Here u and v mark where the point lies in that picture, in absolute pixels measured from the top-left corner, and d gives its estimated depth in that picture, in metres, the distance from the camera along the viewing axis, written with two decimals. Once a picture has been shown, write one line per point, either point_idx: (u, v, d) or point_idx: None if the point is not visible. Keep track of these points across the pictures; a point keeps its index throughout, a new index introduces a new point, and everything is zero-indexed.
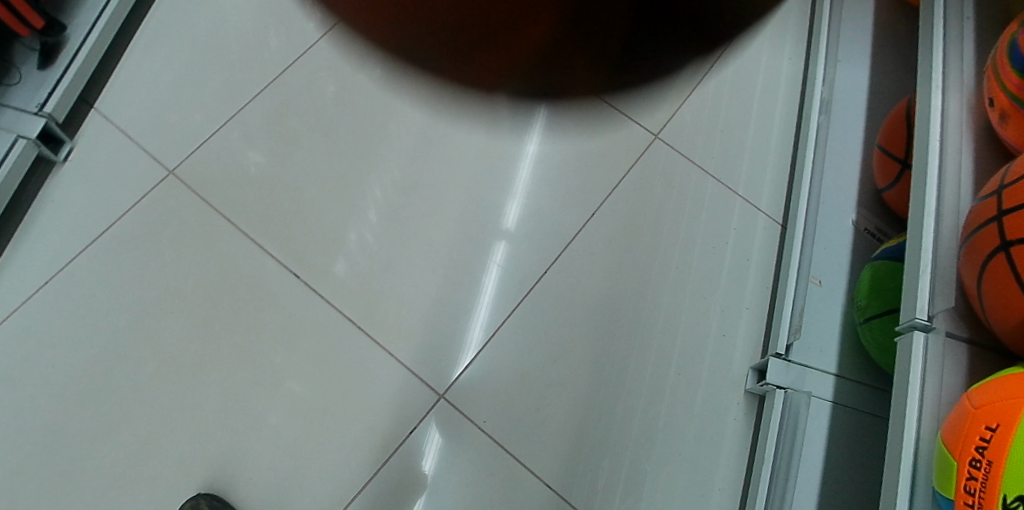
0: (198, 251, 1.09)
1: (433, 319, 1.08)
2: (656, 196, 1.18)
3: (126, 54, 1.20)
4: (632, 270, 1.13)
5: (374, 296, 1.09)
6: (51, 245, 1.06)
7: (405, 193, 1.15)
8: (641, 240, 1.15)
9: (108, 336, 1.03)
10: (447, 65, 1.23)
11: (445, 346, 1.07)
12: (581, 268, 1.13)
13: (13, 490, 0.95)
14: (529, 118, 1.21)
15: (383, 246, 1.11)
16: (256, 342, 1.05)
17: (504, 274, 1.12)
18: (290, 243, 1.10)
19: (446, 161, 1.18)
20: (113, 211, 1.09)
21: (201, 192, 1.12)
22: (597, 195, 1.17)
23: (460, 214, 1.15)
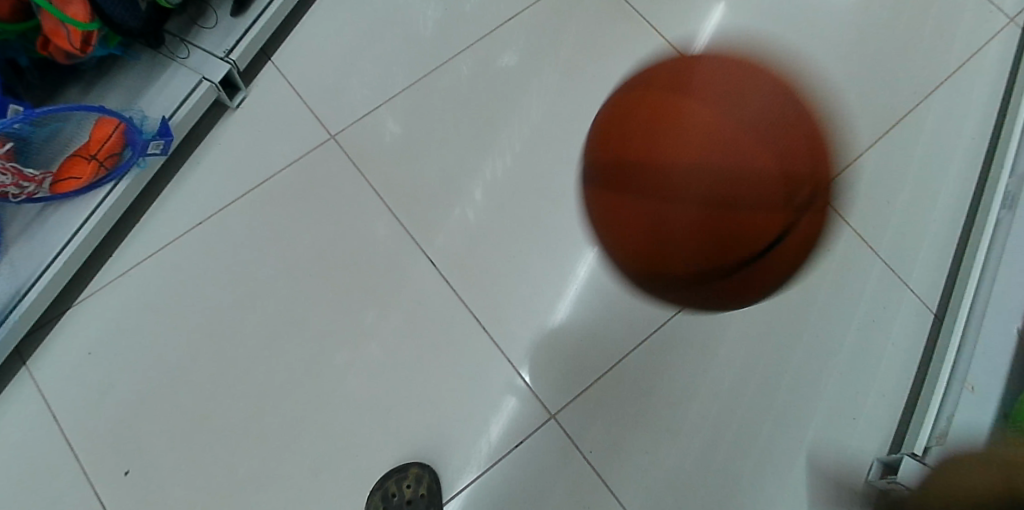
0: (343, 220, 1.09)
1: (516, 310, 1.05)
2: (810, 249, 1.08)
3: (309, 15, 1.23)
4: (768, 325, 1.04)
5: (467, 275, 1.07)
6: (210, 187, 1.09)
7: (536, 191, 1.11)
8: (788, 294, 1.06)
9: (245, 288, 1.05)
10: (612, 74, 1.19)
11: (554, 360, 1.03)
12: (711, 309, 1.05)
13: (140, 416, 0.98)
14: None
15: (484, 228, 1.09)
16: (380, 319, 1.04)
17: (633, 299, 1.06)
18: (428, 227, 1.09)
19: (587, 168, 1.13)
20: (273, 166, 1.11)
21: (355, 161, 1.13)
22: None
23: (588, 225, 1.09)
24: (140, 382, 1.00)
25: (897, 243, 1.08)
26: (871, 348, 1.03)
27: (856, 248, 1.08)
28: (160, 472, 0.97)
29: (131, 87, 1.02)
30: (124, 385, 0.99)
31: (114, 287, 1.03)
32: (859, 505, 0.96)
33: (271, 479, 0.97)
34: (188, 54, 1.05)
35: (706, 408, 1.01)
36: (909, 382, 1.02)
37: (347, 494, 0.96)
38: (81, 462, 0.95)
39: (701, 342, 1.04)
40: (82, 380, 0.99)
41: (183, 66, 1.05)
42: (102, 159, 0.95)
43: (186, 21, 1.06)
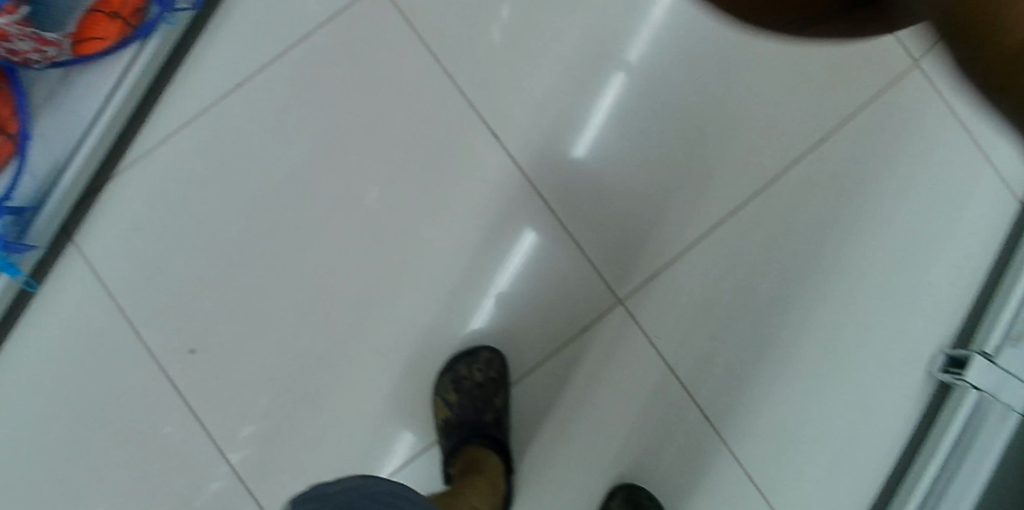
0: (395, 85, 0.97)
1: (545, 151, 0.98)
2: (902, 134, 0.99)
3: None
4: (851, 213, 0.99)
5: (498, 112, 0.98)
6: (245, 43, 0.97)
7: (606, 52, 0.98)
8: (872, 182, 0.99)
9: (293, 161, 0.96)
10: None
11: (613, 237, 0.98)
12: (792, 194, 0.98)
13: (194, 298, 0.95)
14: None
15: (513, 54, 0.98)
16: (441, 200, 0.97)
17: (679, 154, 0.99)
18: (490, 94, 0.98)
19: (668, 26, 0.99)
20: (313, 19, 0.97)
21: (406, 13, 0.98)
22: (834, 111, 0.99)
23: (663, 92, 0.99)
24: (191, 260, 0.95)
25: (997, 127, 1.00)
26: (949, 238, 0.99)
27: (953, 133, 1.00)
28: (219, 350, 0.95)
29: None
30: (175, 263, 0.95)
31: (153, 157, 0.95)
32: (917, 396, 0.98)
33: (332, 361, 0.95)
34: None
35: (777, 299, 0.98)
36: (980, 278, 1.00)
37: (411, 378, 0.95)
38: (140, 338, 0.94)
39: (777, 229, 0.98)
40: (132, 256, 0.95)
41: None
42: (127, 18, 0.83)
43: None
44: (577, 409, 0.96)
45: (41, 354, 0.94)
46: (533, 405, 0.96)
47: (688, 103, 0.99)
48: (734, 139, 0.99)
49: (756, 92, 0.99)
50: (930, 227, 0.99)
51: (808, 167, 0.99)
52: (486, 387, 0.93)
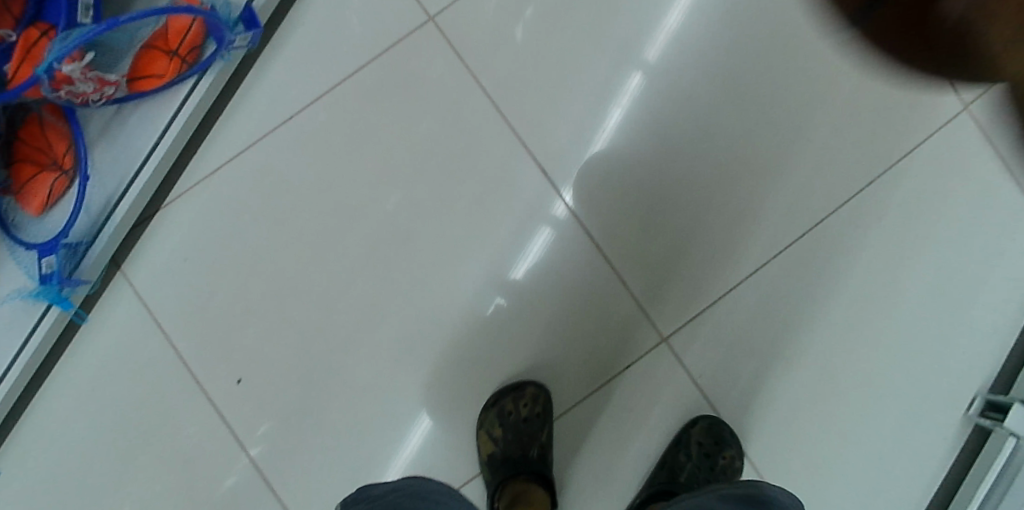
0: (444, 119, 0.98)
1: (567, 156, 0.99)
2: (948, 178, 1.00)
3: None
4: (894, 254, 1.00)
5: (528, 116, 0.99)
6: (297, 78, 0.97)
7: (653, 84, 0.99)
8: (918, 226, 1.00)
9: (343, 193, 0.98)
10: None
11: (641, 250, 0.99)
12: (833, 233, 0.99)
13: (242, 329, 0.96)
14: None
15: (535, 61, 0.99)
16: (489, 234, 0.98)
17: (707, 163, 0.99)
18: (539, 131, 0.99)
19: (718, 63, 0.99)
20: (364, 53, 0.98)
21: (457, 49, 0.98)
22: (879, 149, 1.00)
23: (709, 121, 0.99)
24: (240, 291, 0.96)
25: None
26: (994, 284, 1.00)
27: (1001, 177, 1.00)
28: (266, 381, 0.96)
29: None
30: (224, 293, 0.96)
31: (204, 188, 0.96)
32: (955, 440, 0.99)
33: (378, 394, 0.97)
34: None
35: (818, 338, 0.99)
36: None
37: (455, 409, 0.97)
38: (188, 368, 0.96)
39: (818, 268, 0.99)
40: (180, 286, 0.96)
41: None
42: (184, 56, 0.83)
43: None
44: (619, 444, 0.98)
45: (89, 382, 0.94)
46: (574, 437, 0.98)
47: (733, 135, 0.99)
48: (778, 175, 1.00)
49: (803, 126, 1.00)
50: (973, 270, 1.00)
51: (852, 206, 1.00)
52: (532, 422, 0.96)
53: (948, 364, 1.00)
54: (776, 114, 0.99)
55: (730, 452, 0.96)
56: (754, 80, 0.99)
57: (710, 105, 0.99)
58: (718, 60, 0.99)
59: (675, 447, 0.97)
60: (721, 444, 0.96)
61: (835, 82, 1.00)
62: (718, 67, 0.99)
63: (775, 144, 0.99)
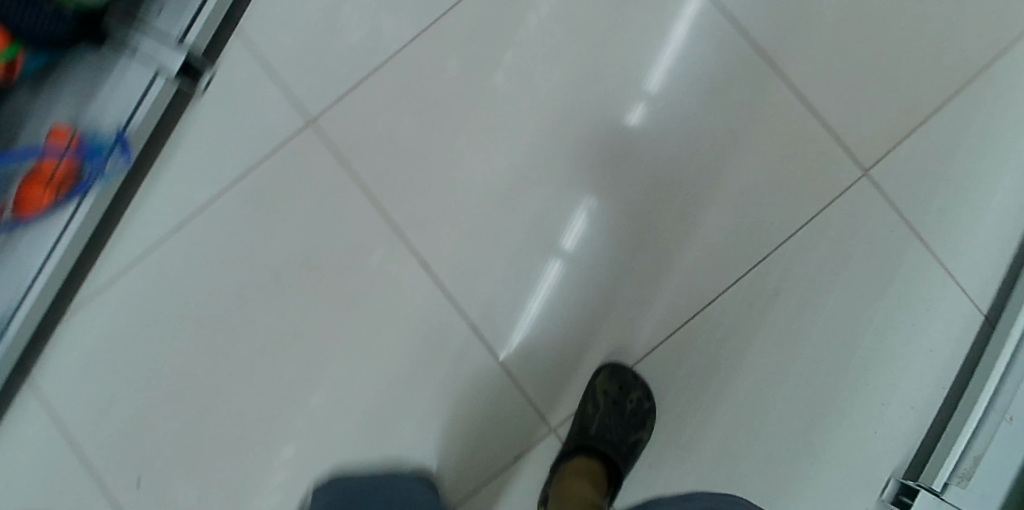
0: (327, 219, 1.01)
1: (461, 250, 1.00)
2: (842, 253, 0.97)
3: None
4: (790, 333, 0.97)
5: (412, 214, 1.01)
6: (187, 184, 1.01)
7: (534, 176, 1.00)
8: (812, 303, 0.97)
9: (236, 295, 1.01)
10: (634, 38, 1.00)
11: (578, 362, 0.98)
12: (724, 316, 0.97)
13: (143, 431, 1.00)
14: (705, 110, 0.99)
15: (417, 161, 1.01)
16: (376, 330, 0.99)
17: (636, 270, 0.98)
18: (423, 227, 1.00)
19: (617, 171, 0.99)
20: (250, 158, 1.01)
21: (341, 151, 1.02)
22: (771, 229, 0.98)
23: (642, 229, 0.98)
24: (140, 395, 1.00)
25: (948, 240, 0.97)
26: (901, 361, 0.96)
27: (900, 247, 0.97)
28: (168, 482, 0.99)
29: (80, 86, 0.91)
30: (124, 397, 1.01)
31: (106, 297, 1.01)
32: None
33: (271, 491, 0.99)
34: (137, 41, 0.91)
35: (716, 425, 0.96)
36: (938, 399, 0.95)
37: None
38: (92, 472, 1.00)
39: (711, 351, 0.97)
40: (83, 393, 1.01)
41: (134, 58, 0.91)
42: (62, 185, 0.89)
43: None
44: None
45: (3, 487, 1.00)
46: None
47: (617, 222, 0.99)
48: (667, 260, 0.98)
49: (689, 210, 0.98)
50: (876, 349, 0.96)
51: (744, 287, 0.97)
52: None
53: (857, 450, 0.95)
54: (661, 201, 0.99)
55: (637, 394, 0.95)
56: (635, 169, 0.99)
57: (608, 207, 0.99)
58: (617, 167, 0.99)
59: (584, 399, 0.97)
60: (626, 389, 0.95)
61: (730, 167, 0.98)
62: (597, 160, 1.00)
63: (661, 232, 0.98)
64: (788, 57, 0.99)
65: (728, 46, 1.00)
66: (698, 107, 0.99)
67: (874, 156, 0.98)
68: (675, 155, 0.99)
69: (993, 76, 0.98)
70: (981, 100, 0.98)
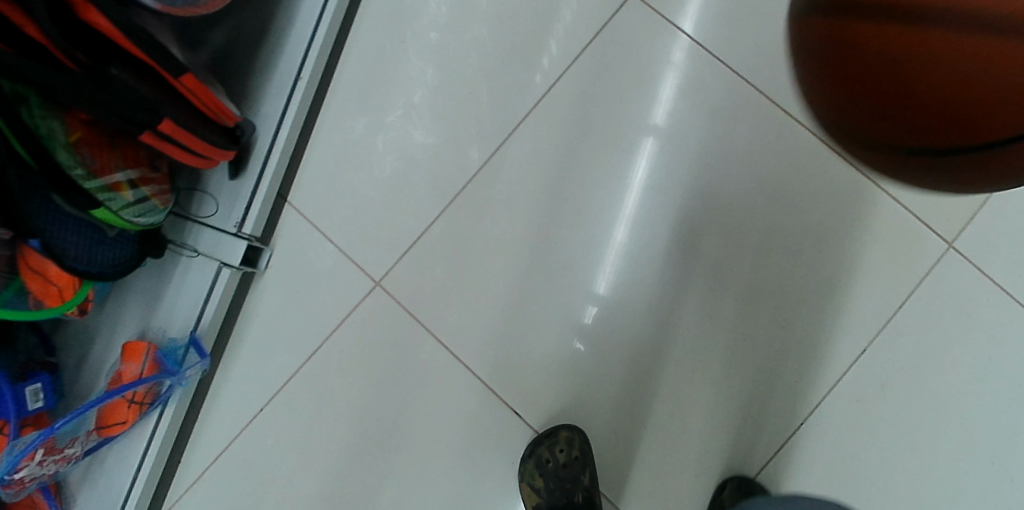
0: (410, 379, 0.99)
1: (553, 390, 0.98)
2: (938, 333, 0.96)
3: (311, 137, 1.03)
4: (897, 412, 0.96)
5: (499, 364, 0.99)
6: (261, 367, 0.99)
7: (601, 284, 0.99)
8: (917, 389, 0.96)
9: (328, 472, 0.98)
10: (690, 148, 1.00)
11: (676, 460, 0.97)
12: (805, 389, 0.97)
13: None
14: (743, 183, 0.99)
15: (491, 307, 0.99)
16: (478, 487, 0.97)
17: (730, 365, 0.98)
18: (506, 372, 0.98)
19: (688, 258, 0.99)
20: (322, 330, 0.99)
21: (412, 309, 1.00)
22: (817, 285, 0.98)
23: (726, 316, 0.98)
24: None
25: None
26: (1015, 425, 0.95)
27: (992, 309, 0.96)
28: None
29: (146, 291, 0.89)
30: None
31: (192, 494, 0.98)
32: None
33: None
34: (196, 236, 0.90)
35: None
36: None
37: None
38: None
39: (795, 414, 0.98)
40: None
41: (197, 254, 0.90)
42: (141, 400, 0.86)
43: (184, 194, 0.90)
44: None
45: None
46: None
47: (667, 303, 0.99)
48: (719, 332, 0.98)
49: (731, 279, 0.99)
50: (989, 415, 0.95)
51: (825, 365, 0.97)
52: None
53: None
54: (699, 275, 0.99)
55: None
56: (685, 249, 0.99)
57: (685, 297, 0.99)
58: (687, 256, 0.99)
59: None
60: None
61: (810, 242, 0.98)
62: (668, 254, 0.99)
63: (707, 306, 0.98)
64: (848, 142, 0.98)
65: (767, 130, 0.99)
66: (769, 190, 0.99)
67: (959, 223, 0.97)
68: (723, 232, 0.99)
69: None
70: None
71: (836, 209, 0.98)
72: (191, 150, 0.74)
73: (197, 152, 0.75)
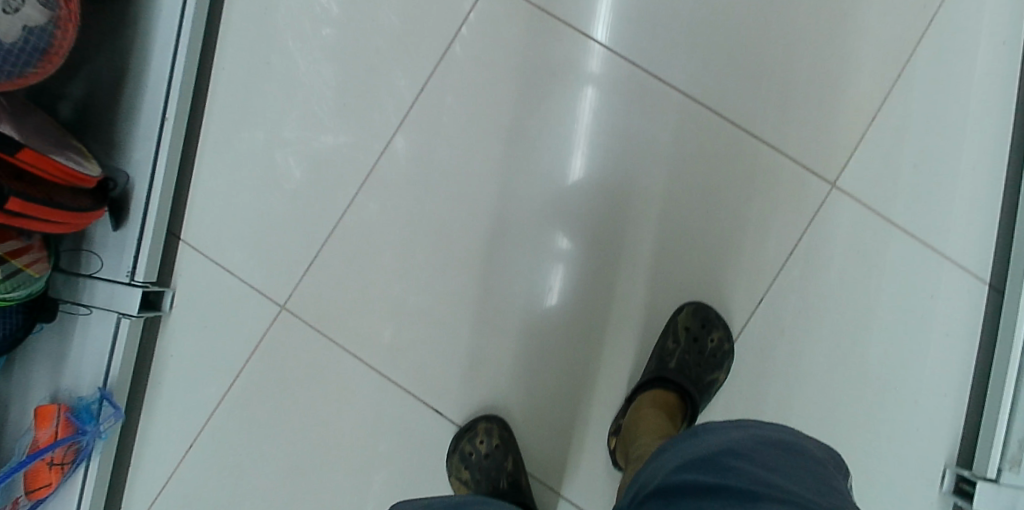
0: (331, 394, 1.01)
1: (471, 382, 1.01)
2: (831, 272, 1.00)
3: (195, 171, 1.03)
4: (802, 353, 1.00)
5: (415, 366, 1.01)
6: (183, 404, 1.01)
7: (505, 272, 1.01)
8: (818, 328, 1.00)
9: (264, 495, 1.00)
10: (572, 126, 1.01)
11: (598, 431, 1.00)
12: None
13: None
14: (628, 152, 1.01)
15: (399, 313, 1.01)
16: (413, 485, 1.00)
17: (637, 331, 1.01)
18: (421, 373, 1.01)
19: (586, 233, 1.01)
20: (237, 361, 1.01)
21: (321, 327, 1.01)
22: (710, 246, 1.01)
23: (628, 283, 1.01)
24: None
25: (924, 228, 1.00)
26: (912, 349, 1.00)
27: (878, 242, 1.00)
28: None
29: (50, 354, 0.90)
30: None
31: None
32: None
33: None
34: (90, 292, 0.90)
35: None
36: (964, 383, 1.00)
37: None
38: None
39: (700, 374, 1.00)
40: None
41: (91, 311, 0.91)
42: (60, 461, 0.87)
43: (66, 255, 0.90)
44: None
45: None
46: None
47: (572, 284, 1.01)
48: (624, 305, 1.01)
49: (628, 248, 1.01)
50: (886, 342, 1.00)
51: (728, 316, 1.01)
52: None
53: (892, 442, 1.00)
54: (598, 250, 1.01)
55: None
56: (583, 224, 1.01)
57: (586, 272, 1.01)
58: (585, 231, 1.01)
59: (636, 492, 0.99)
60: None
61: (700, 200, 1.01)
62: (565, 232, 1.01)
63: (609, 276, 1.01)
64: (721, 100, 1.01)
65: (646, 94, 1.01)
66: (655, 157, 1.01)
67: (838, 165, 1.00)
68: (614, 204, 1.01)
69: (925, 48, 1.00)
70: (917, 89, 1.00)
71: (721, 165, 1.01)
72: (66, 222, 0.76)
73: (67, 224, 0.76)
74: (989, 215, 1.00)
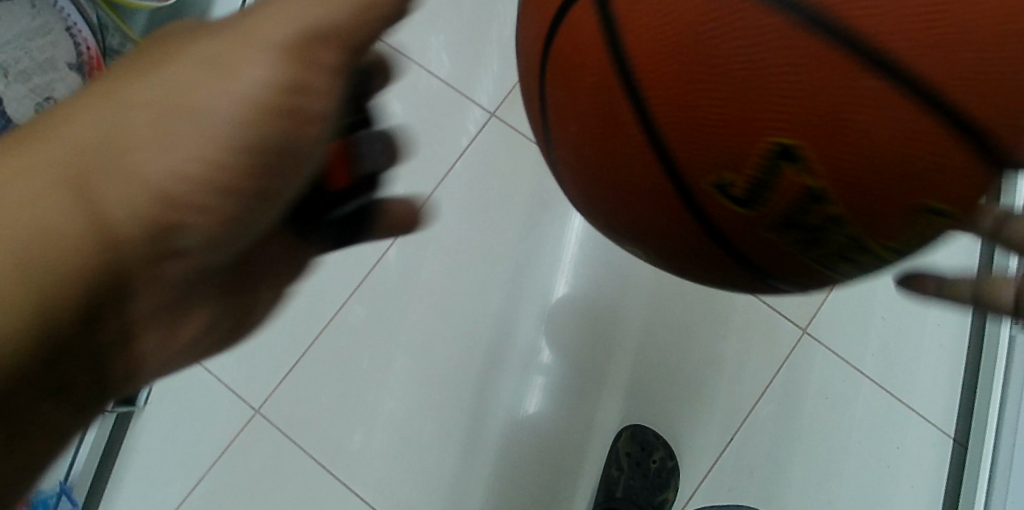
0: (296, 503, 0.99)
1: (437, 501, 1.00)
2: (800, 415, 1.02)
3: None
4: (771, 495, 1.00)
5: (382, 479, 1.00)
6: (143, 504, 0.99)
7: (481, 391, 1.02)
8: (787, 471, 1.01)
9: None
10: (556, 255, 1.06)
11: None
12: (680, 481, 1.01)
13: None
14: (609, 283, 1.05)
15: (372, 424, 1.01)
16: None
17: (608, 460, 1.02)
18: (389, 488, 1.00)
19: (564, 359, 1.04)
20: (204, 461, 1.00)
21: (293, 432, 1.01)
22: (685, 375, 1.03)
23: (602, 411, 1.03)
24: None
25: (891, 378, 1.03)
26: (879, 499, 1.01)
27: (846, 389, 1.03)
28: None
29: None
30: None
31: None
32: None
33: None
34: None
35: None
36: None
37: None
38: None
39: (644, 493, 1.02)
40: None
41: None
42: None
43: None
44: None
45: None
46: None
47: (546, 407, 1.02)
48: (603, 422, 1.03)
49: (602, 376, 1.03)
50: (853, 490, 1.01)
51: (699, 452, 1.02)
52: None
53: None
54: (574, 376, 1.03)
55: None
56: (561, 350, 1.04)
57: (561, 397, 1.03)
58: (563, 357, 1.03)
59: None
60: None
61: (674, 335, 1.04)
62: (541, 357, 1.03)
63: (583, 403, 1.03)
64: None
65: None
66: (634, 291, 1.05)
67: (809, 311, 1.04)
68: (593, 332, 1.04)
69: None
70: None
71: (696, 303, 1.05)
72: None
73: None
74: (956, 359, 1.04)
